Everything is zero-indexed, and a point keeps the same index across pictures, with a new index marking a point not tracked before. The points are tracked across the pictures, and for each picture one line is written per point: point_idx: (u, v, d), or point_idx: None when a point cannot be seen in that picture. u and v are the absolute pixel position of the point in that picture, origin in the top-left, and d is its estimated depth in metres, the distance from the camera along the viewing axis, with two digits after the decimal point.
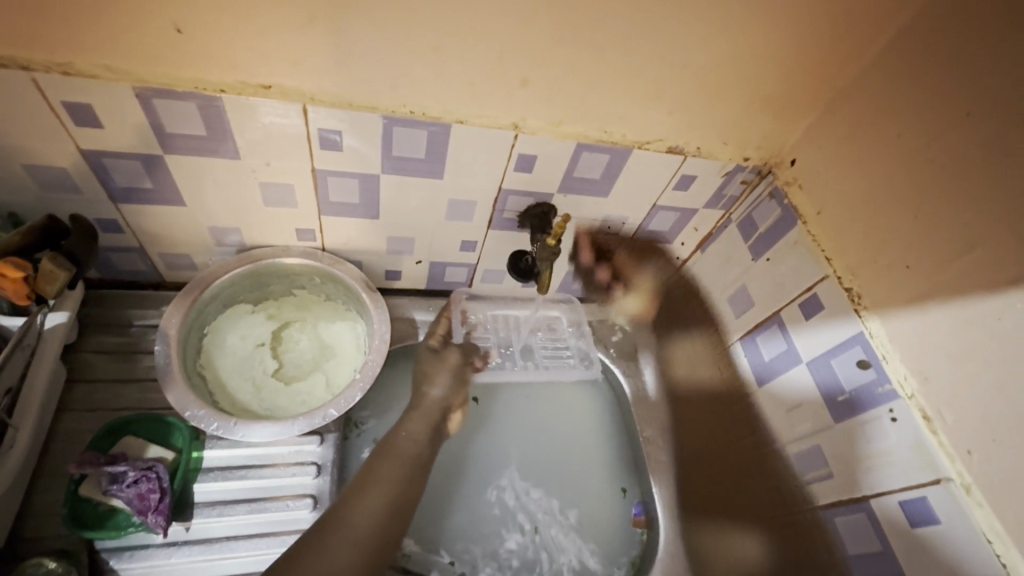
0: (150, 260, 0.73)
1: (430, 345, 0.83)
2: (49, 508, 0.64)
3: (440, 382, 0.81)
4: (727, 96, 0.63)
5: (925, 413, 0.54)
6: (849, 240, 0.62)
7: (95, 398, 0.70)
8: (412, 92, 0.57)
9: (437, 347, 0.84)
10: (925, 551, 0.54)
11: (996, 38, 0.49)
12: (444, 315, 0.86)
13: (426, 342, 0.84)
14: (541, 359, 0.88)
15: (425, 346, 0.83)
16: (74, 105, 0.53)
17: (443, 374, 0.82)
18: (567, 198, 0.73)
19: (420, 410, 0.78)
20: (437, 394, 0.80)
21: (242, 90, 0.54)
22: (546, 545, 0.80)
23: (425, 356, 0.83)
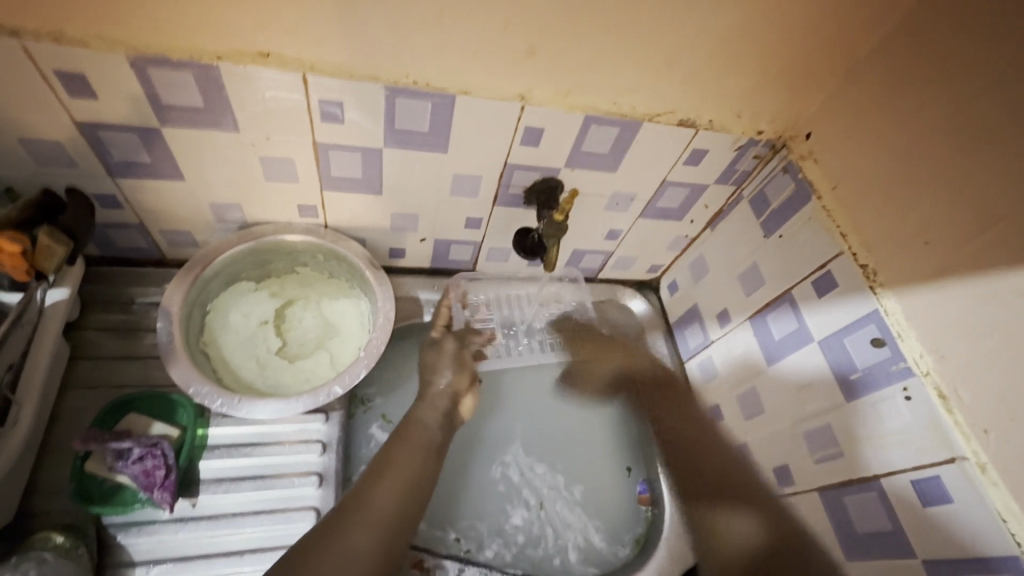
0: (150, 237, 0.71)
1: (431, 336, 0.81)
2: (57, 484, 0.64)
3: (443, 371, 0.79)
4: (743, 66, 0.60)
5: (941, 391, 0.53)
6: (865, 216, 0.60)
7: (99, 375, 0.70)
8: (416, 61, 0.55)
9: (437, 338, 0.82)
10: (936, 530, 0.53)
11: None
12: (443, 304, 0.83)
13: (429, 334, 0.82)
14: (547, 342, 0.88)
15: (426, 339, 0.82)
16: (67, 75, 0.51)
17: (444, 361, 0.79)
18: (574, 173, 0.71)
19: (426, 399, 0.76)
20: (442, 381, 0.78)
21: (239, 59, 0.52)
22: (551, 520, 0.80)
23: (425, 347, 0.81)
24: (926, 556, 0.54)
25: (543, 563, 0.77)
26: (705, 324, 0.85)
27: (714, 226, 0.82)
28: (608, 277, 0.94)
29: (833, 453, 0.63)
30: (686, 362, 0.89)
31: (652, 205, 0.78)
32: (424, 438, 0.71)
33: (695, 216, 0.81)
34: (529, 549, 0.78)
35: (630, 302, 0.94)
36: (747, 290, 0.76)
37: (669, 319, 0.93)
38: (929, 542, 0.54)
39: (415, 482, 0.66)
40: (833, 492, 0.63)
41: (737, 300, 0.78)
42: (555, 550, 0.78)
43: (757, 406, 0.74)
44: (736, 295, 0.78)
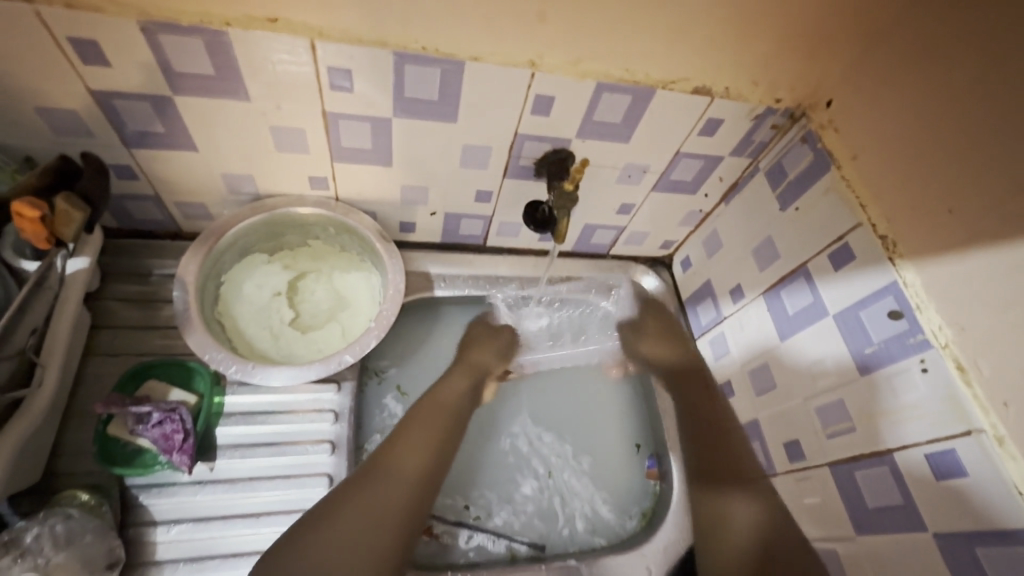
0: (165, 209, 0.73)
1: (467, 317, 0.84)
2: (81, 445, 0.66)
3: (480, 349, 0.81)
4: (761, 29, 0.58)
5: (959, 363, 0.51)
6: (886, 186, 0.59)
7: (119, 343, 0.72)
8: (424, 26, 0.54)
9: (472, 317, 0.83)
10: (948, 504, 0.52)
11: None
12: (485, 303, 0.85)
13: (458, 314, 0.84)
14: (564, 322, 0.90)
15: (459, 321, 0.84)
16: (80, 41, 0.52)
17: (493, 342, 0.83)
18: (586, 144, 0.69)
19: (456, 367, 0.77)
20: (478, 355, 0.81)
21: (248, 24, 0.52)
22: (559, 489, 0.81)
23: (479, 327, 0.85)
24: (936, 531, 0.53)
25: (551, 532, 0.79)
26: (717, 300, 0.84)
27: (728, 200, 0.80)
28: (619, 254, 0.93)
29: (844, 428, 0.62)
30: (698, 339, 0.89)
31: (665, 178, 0.77)
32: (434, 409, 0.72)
33: (709, 190, 0.80)
34: (538, 519, 0.79)
35: (642, 279, 0.93)
36: (761, 266, 0.75)
37: (681, 296, 0.93)
38: (942, 517, 0.52)
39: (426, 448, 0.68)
40: (844, 468, 0.62)
41: (749, 276, 0.77)
42: (563, 520, 0.79)
43: (769, 381, 0.73)
44: (749, 270, 0.77)
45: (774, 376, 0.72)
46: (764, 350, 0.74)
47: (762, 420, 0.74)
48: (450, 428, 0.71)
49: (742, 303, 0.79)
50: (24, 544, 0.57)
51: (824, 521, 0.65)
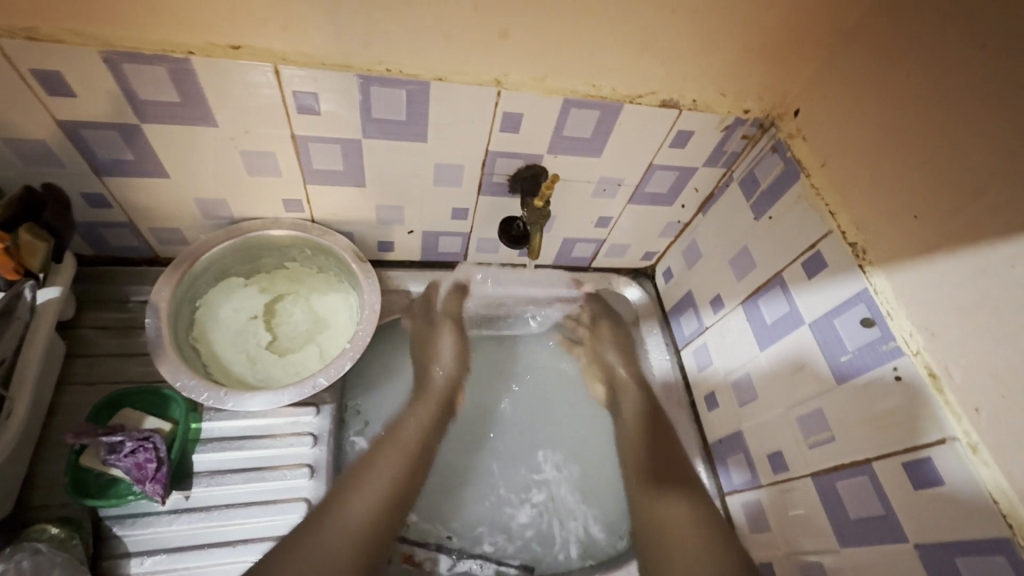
0: (141, 235, 0.73)
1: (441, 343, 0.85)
2: (54, 478, 0.65)
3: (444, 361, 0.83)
4: (723, 42, 0.59)
5: (931, 370, 0.51)
6: (853, 191, 0.59)
7: (94, 372, 0.72)
8: (386, 48, 0.54)
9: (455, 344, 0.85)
10: (928, 514, 0.51)
11: None
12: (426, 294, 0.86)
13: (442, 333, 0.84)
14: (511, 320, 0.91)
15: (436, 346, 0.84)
16: (43, 73, 0.52)
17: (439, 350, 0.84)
18: (557, 159, 0.70)
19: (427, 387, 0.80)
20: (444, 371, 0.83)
21: (210, 51, 0.52)
22: (557, 511, 0.80)
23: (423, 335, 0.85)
24: (918, 541, 0.52)
25: (546, 556, 0.77)
26: (698, 311, 0.84)
27: (705, 211, 0.80)
28: (600, 267, 0.93)
29: (823, 438, 0.62)
30: (681, 350, 0.88)
31: (640, 191, 0.77)
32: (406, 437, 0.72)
33: (686, 201, 0.80)
34: (535, 542, 0.78)
35: (624, 290, 0.94)
36: (738, 275, 0.75)
37: (664, 307, 0.92)
38: (919, 527, 0.52)
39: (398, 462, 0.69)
40: (825, 478, 0.61)
41: (728, 286, 0.77)
42: (558, 544, 0.78)
43: (751, 391, 0.73)
44: (727, 280, 0.77)
45: (756, 387, 0.72)
46: (744, 360, 0.74)
47: (746, 431, 0.73)
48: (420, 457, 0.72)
49: (724, 314, 0.78)
50: None
51: (811, 534, 0.63)
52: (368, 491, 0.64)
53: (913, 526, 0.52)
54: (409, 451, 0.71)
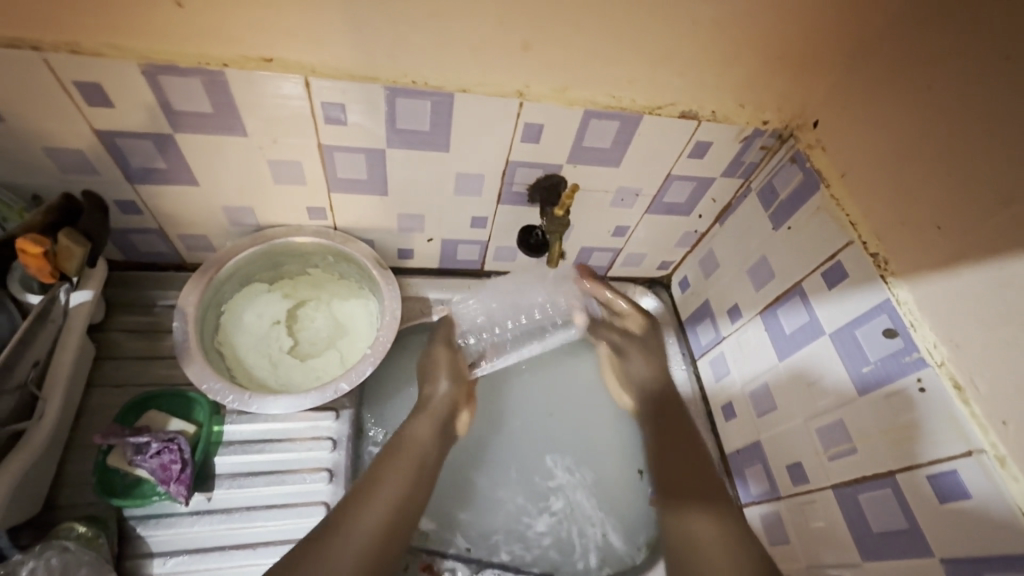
0: (169, 242, 0.75)
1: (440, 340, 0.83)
2: (81, 477, 0.67)
3: (444, 378, 0.78)
4: (742, 54, 0.59)
5: (956, 382, 0.50)
6: (874, 202, 0.59)
7: (122, 374, 0.73)
8: (413, 61, 0.56)
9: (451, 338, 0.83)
10: (955, 528, 0.50)
11: None
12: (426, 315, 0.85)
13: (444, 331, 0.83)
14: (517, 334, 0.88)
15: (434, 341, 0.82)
16: (85, 85, 0.54)
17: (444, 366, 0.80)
18: (577, 168, 0.71)
19: (429, 408, 0.75)
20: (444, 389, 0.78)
21: (244, 64, 0.54)
22: (574, 519, 0.80)
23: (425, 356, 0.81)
24: (944, 556, 0.51)
25: (563, 564, 0.77)
26: (716, 321, 0.84)
27: (722, 221, 0.80)
28: (617, 276, 0.94)
29: (845, 449, 0.61)
30: (698, 360, 0.88)
31: (658, 201, 0.77)
32: (414, 445, 0.71)
33: (703, 211, 0.80)
34: (553, 551, 0.77)
35: (641, 299, 0.94)
36: (756, 285, 0.75)
37: (681, 317, 0.92)
38: (945, 541, 0.51)
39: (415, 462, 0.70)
40: (848, 490, 0.61)
41: (746, 295, 0.77)
42: (576, 552, 0.78)
43: (770, 402, 0.72)
44: (744, 290, 0.77)
45: (775, 397, 0.71)
46: (763, 370, 0.74)
47: (765, 442, 0.73)
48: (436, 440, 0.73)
49: (742, 324, 0.78)
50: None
51: (833, 547, 0.63)
52: (380, 509, 0.64)
53: (938, 544, 0.51)
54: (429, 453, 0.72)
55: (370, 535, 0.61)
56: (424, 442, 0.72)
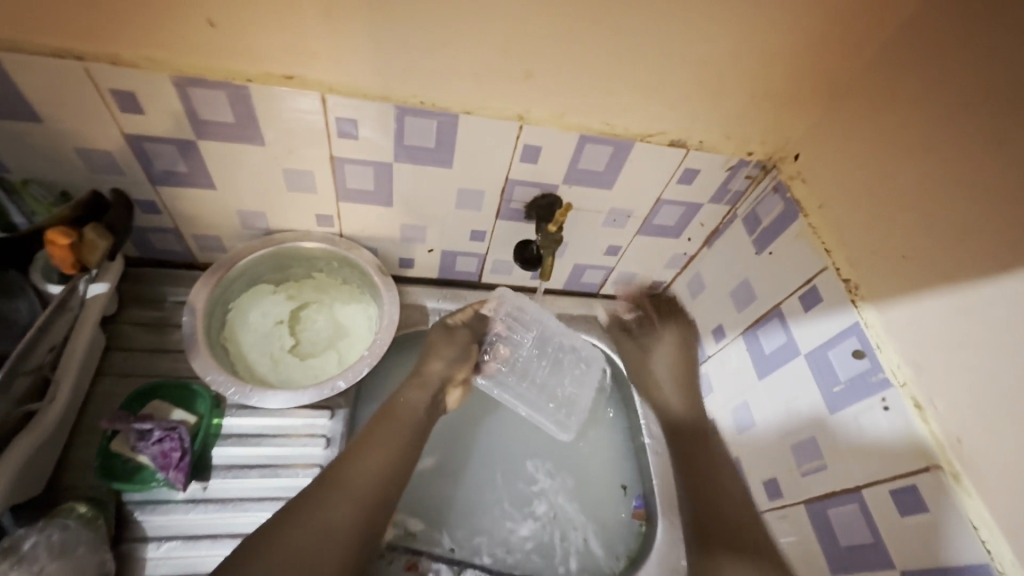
0: (183, 241, 0.79)
1: (444, 322, 0.82)
2: (85, 461, 0.69)
3: (443, 355, 0.80)
4: (727, 90, 0.64)
5: (917, 402, 0.53)
6: (847, 231, 0.63)
7: (130, 364, 0.77)
8: (423, 84, 0.61)
9: (446, 324, 0.82)
10: (915, 541, 0.53)
11: (980, 35, 0.50)
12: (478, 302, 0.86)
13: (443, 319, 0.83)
14: (532, 382, 0.88)
15: (439, 322, 0.82)
16: (120, 92, 0.59)
17: (448, 347, 0.80)
18: (572, 189, 0.75)
19: (421, 378, 0.78)
20: (439, 365, 0.79)
21: (267, 80, 0.59)
22: (560, 526, 0.82)
23: (434, 330, 0.81)
24: (904, 568, 0.54)
25: (545, 569, 0.78)
26: (701, 340, 0.87)
27: (710, 244, 0.84)
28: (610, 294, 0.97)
29: (816, 466, 0.64)
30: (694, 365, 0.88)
31: (649, 223, 0.82)
32: (401, 418, 0.74)
33: (692, 234, 0.84)
34: (536, 556, 0.79)
35: None
36: (739, 306, 0.78)
37: None
38: (905, 552, 0.54)
39: (394, 447, 0.72)
40: (818, 505, 0.63)
41: (729, 316, 0.81)
42: (558, 557, 0.79)
43: (751, 420, 0.75)
44: (728, 311, 0.81)
45: (757, 415, 0.74)
46: (744, 388, 0.77)
47: (744, 457, 0.76)
48: (413, 433, 0.75)
49: (726, 343, 0.81)
50: (21, 550, 0.60)
51: (804, 561, 0.65)
52: (361, 483, 0.67)
53: (899, 559, 0.54)
54: (412, 435, 0.74)
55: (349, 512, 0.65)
56: (409, 418, 0.75)
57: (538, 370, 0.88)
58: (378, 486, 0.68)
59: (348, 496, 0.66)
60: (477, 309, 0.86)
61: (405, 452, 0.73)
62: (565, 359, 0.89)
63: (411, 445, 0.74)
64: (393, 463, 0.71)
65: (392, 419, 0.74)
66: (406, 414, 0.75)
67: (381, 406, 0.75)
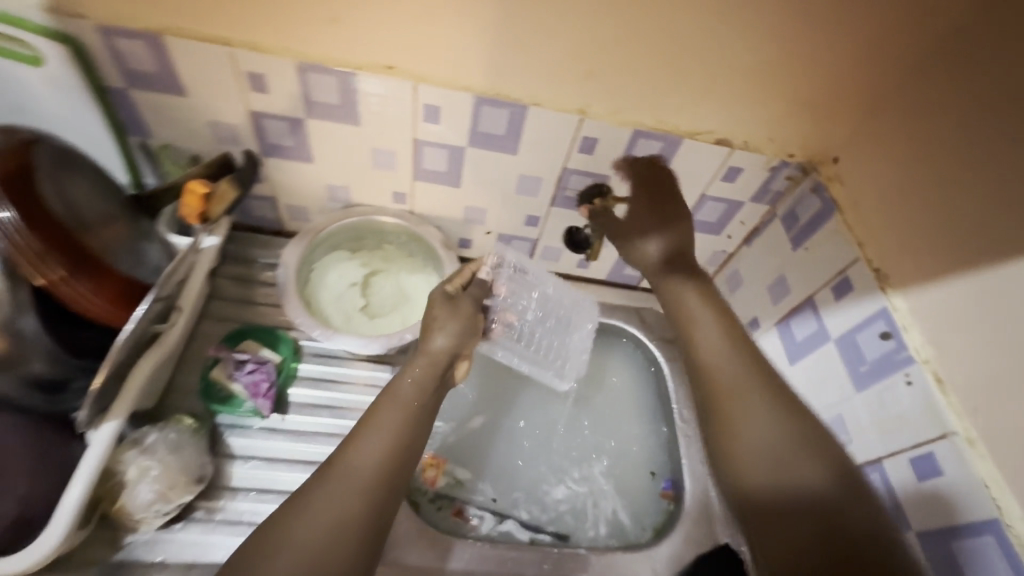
0: (277, 209, 0.91)
1: (446, 291, 0.75)
2: (186, 387, 0.80)
3: (445, 330, 0.72)
4: (772, 94, 0.71)
5: (937, 376, 0.58)
6: (878, 226, 0.68)
7: (225, 311, 0.88)
8: (502, 78, 0.71)
9: (451, 294, 0.76)
10: (934, 504, 0.57)
11: (1002, 46, 0.55)
12: (470, 266, 0.80)
13: (442, 287, 0.76)
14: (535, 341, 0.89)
15: (439, 291, 0.75)
16: (252, 75, 0.71)
17: (453, 321, 0.73)
18: (622, 180, 0.83)
19: (426, 356, 0.71)
20: (444, 339, 0.72)
21: (370, 69, 0.70)
22: (593, 494, 0.88)
23: (436, 300, 0.74)
24: (922, 530, 0.58)
25: (577, 529, 0.85)
26: None
27: (749, 242, 0.89)
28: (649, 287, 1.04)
29: (841, 440, 0.69)
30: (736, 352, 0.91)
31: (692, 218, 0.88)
32: (407, 399, 0.67)
33: (732, 231, 0.90)
34: (569, 516, 0.86)
35: None
36: (775, 299, 0.84)
37: None
38: (925, 515, 0.58)
39: (398, 432, 0.64)
40: None
41: (766, 310, 0.86)
42: (590, 521, 0.85)
43: None
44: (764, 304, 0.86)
45: None
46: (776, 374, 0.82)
47: None
48: (424, 412, 0.68)
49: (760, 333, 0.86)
50: (145, 441, 0.68)
51: None
52: (363, 474, 0.59)
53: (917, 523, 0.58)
54: (419, 417, 0.67)
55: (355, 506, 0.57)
56: (415, 400, 0.67)
57: (539, 332, 0.88)
58: (386, 474, 0.61)
59: (352, 484, 0.58)
60: (475, 274, 0.80)
61: (411, 433, 0.65)
62: (564, 315, 0.90)
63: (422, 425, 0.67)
64: (404, 444, 0.64)
65: (396, 401, 0.66)
66: (412, 397, 0.67)
67: (382, 389, 0.67)
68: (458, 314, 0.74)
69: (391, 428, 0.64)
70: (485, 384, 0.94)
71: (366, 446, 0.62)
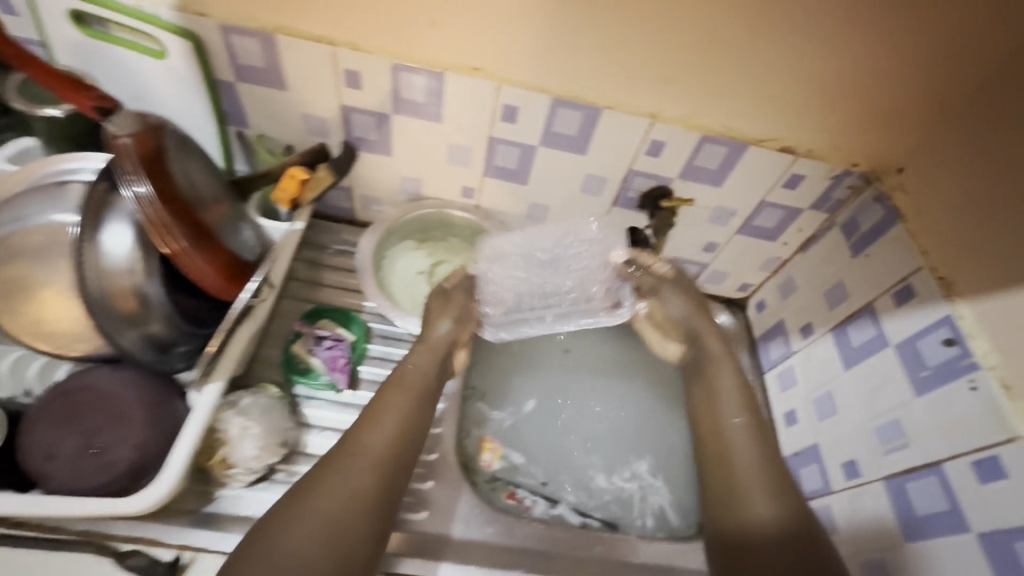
0: (353, 199, 0.97)
1: (440, 287, 0.86)
2: (268, 359, 0.87)
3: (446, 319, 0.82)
4: (841, 104, 0.73)
5: (1005, 383, 0.60)
6: (943, 236, 0.70)
7: (302, 292, 0.94)
8: (580, 81, 0.75)
9: (443, 289, 0.85)
10: (994, 506, 0.58)
11: None
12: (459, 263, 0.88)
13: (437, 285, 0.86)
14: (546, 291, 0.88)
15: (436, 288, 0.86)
16: (350, 72, 0.77)
17: (447, 312, 0.83)
18: (683, 183, 0.86)
19: (427, 344, 0.80)
20: (443, 330, 0.82)
21: (458, 70, 0.75)
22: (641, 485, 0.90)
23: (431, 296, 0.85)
24: (982, 530, 0.59)
25: (624, 518, 0.88)
26: (788, 337, 0.94)
27: (806, 249, 0.91)
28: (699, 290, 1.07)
29: (899, 444, 0.70)
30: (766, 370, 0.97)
31: (749, 224, 0.91)
32: (411, 381, 0.75)
33: (788, 239, 0.92)
34: (615, 505, 0.88)
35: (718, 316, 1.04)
36: (831, 305, 0.85)
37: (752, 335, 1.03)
38: (984, 516, 0.59)
39: (405, 412, 0.72)
40: (898, 481, 0.69)
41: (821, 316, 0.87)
42: (637, 512, 0.88)
43: (834, 408, 0.82)
44: (818, 310, 0.87)
45: (839, 403, 0.81)
46: (828, 378, 0.84)
47: (823, 443, 0.83)
48: (429, 394, 0.77)
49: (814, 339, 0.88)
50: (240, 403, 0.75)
51: (877, 532, 0.71)
52: (374, 450, 0.67)
53: (976, 525, 0.59)
54: (424, 399, 0.75)
55: (368, 480, 0.64)
56: (421, 384, 0.76)
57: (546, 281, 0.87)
58: (395, 453, 0.68)
59: (365, 459, 0.66)
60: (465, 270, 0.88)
61: (416, 414, 0.73)
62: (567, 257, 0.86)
63: (424, 405, 0.75)
64: (410, 425, 0.72)
65: (404, 386, 0.74)
66: (417, 378, 0.76)
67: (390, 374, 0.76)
68: (455, 308, 0.84)
69: (399, 411, 0.72)
70: (539, 375, 0.98)
71: (378, 426, 0.69)
